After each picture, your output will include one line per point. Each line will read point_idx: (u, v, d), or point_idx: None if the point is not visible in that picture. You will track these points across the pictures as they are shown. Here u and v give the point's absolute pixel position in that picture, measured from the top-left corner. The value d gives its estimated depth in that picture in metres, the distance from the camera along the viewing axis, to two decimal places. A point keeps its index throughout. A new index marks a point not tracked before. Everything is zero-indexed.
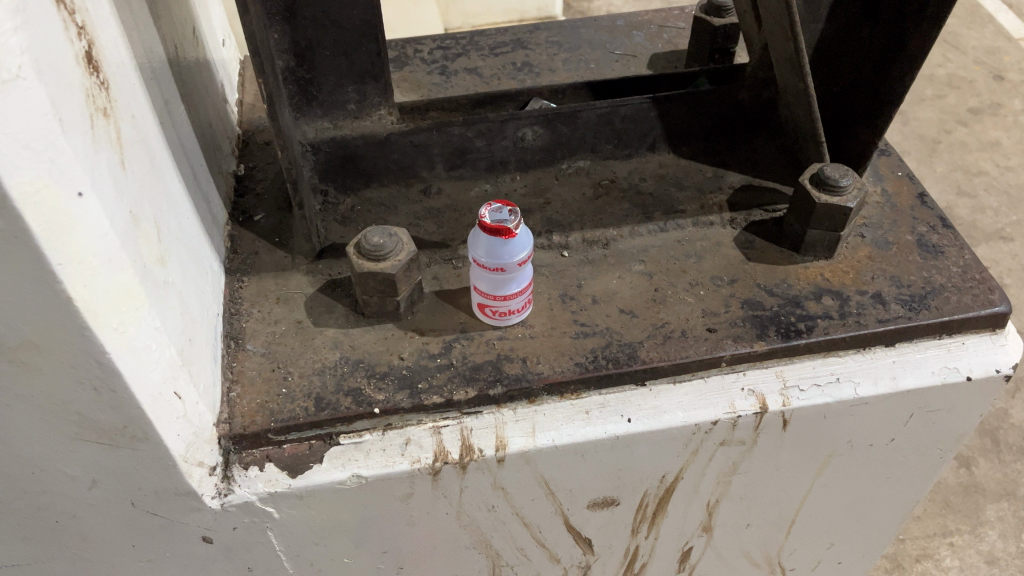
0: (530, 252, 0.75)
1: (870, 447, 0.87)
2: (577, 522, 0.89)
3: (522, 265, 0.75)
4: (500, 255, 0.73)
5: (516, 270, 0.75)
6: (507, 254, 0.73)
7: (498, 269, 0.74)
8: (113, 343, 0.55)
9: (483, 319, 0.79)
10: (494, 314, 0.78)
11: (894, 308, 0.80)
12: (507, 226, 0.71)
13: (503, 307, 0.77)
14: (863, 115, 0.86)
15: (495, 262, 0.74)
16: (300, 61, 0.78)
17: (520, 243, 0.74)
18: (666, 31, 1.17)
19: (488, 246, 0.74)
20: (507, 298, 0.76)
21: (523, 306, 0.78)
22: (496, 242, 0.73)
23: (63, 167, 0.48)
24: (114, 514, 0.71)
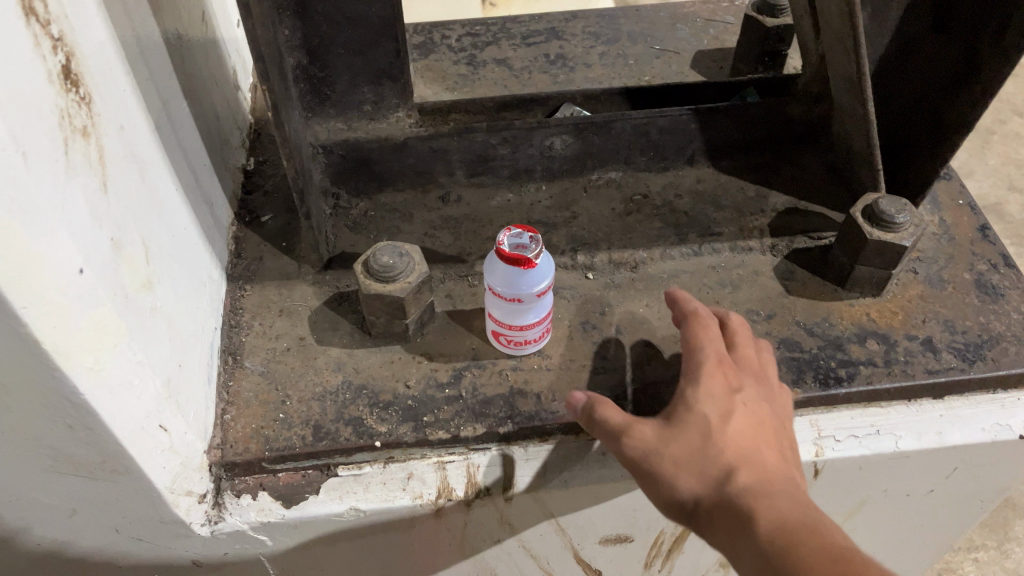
0: (551, 279, 0.69)
1: (907, 497, 0.81)
2: (587, 555, 0.84)
3: (541, 294, 0.69)
4: (518, 285, 0.67)
5: (533, 299, 0.69)
6: (526, 284, 0.67)
7: (516, 299, 0.68)
8: (87, 383, 0.51)
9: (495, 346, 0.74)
10: (509, 343, 0.72)
11: (946, 358, 0.73)
12: (527, 257, 0.65)
13: (519, 337, 0.71)
14: (924, 140, 0.78)
15: (512, 292, 0.68)
16: (312, 58, 0.71)
17: (541, 270, 0.68)
18: (713, 25, 1.09)
19: (505, 274, 0.67)
20: (523, 328, 0.70)
21: (541, 334, 0.73)
22: (515, 273, 0.67)
23: (28, 205, 0.43)
24: (97, 537, 0.67)
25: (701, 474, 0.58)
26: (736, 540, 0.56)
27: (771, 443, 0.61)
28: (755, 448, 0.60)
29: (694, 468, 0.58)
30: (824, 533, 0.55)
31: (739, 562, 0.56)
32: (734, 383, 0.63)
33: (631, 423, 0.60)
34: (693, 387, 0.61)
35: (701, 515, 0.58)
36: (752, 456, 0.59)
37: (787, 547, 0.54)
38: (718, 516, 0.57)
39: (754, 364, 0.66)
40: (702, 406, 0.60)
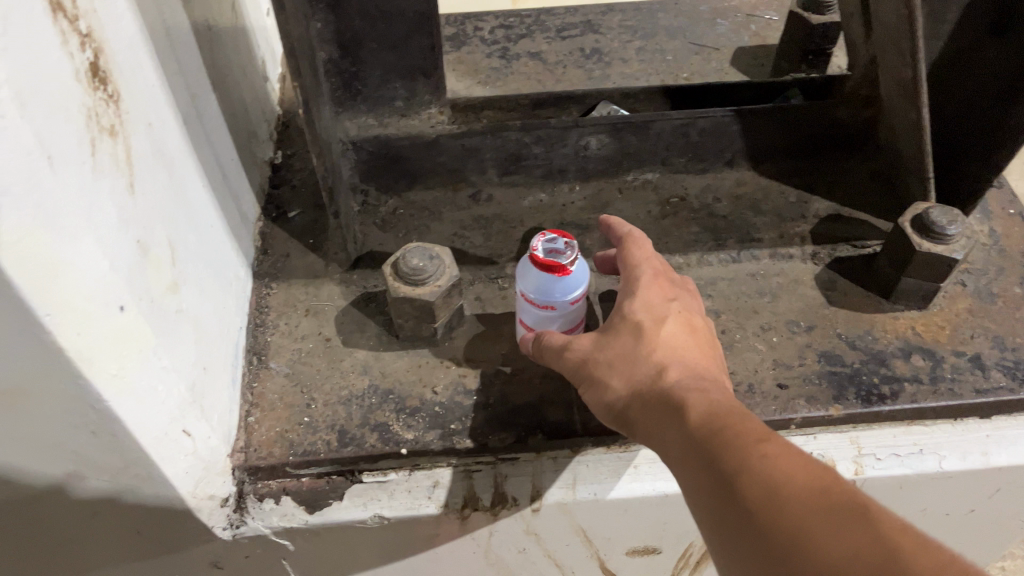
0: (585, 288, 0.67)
1: (945, 516, 0.78)
2: (613, 566, 0.82)
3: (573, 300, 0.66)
4: (551, 291, 0.65)
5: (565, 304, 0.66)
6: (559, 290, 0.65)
7: (548, 306, 0.66)
8: (111, 390, 0.49)
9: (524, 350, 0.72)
10: None
11: (995, 376, 0.70)
12: (560, 263, 0.63)
13: None
14: (977, 147, 0.75)
15: (545, 298, 0.65)
16: (344, 52, 0.69)
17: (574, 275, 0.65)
18: (754, 21, 1.06)
19: (536, 281, 0.65)
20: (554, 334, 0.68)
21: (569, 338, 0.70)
22: (548, 279, 0.64)
23: (52, 211, 0.41)
24: (116, 540, 0.65)
25: (632, 373, 0.57)
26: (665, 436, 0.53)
27: (705, 354, 0.60)
28: (692, 353, 0.59)
29: (623, 366, 0.58)
30: (753, 422, 0.50)
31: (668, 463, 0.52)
32: (672, 298, 0.62)
33: (570, 339, 0.62)
34: (629, 295, 0.62)
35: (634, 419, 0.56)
36: (683, 358, 0.58)
37: (711, 433, 0.50)
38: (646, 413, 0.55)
39: (691, 290, 0.66)
40: (635, 311, 0.60)
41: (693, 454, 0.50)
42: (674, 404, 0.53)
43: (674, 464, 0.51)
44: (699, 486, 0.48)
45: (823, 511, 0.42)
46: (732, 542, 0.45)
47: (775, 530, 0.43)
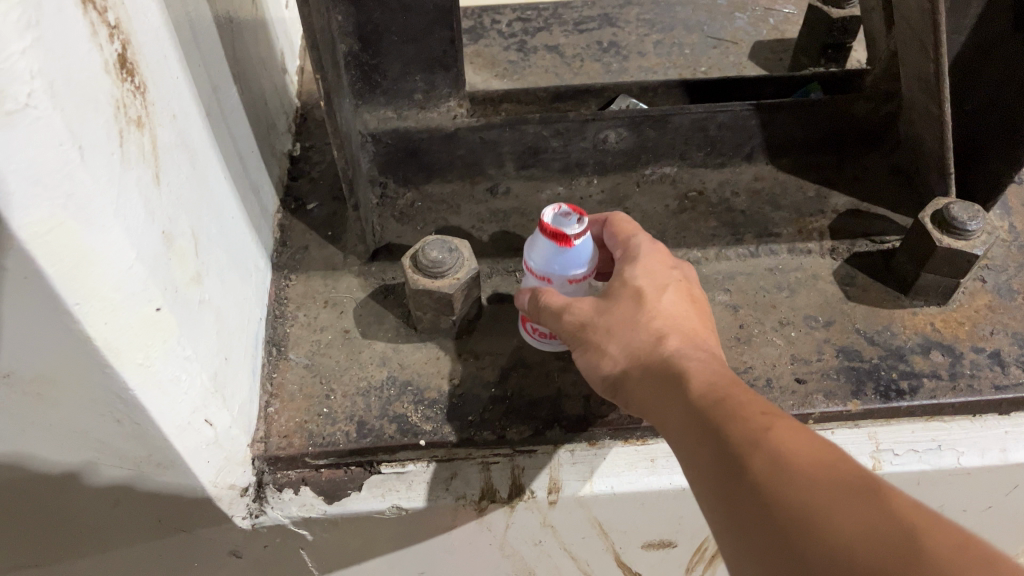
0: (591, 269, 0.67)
1: (962, 513, 0.78)
2: (628, 559, 0.82)
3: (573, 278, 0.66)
4: (550, 262, 0.65)
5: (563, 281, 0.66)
6: (558, 263, 0.65)
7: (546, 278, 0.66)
8: (137, 379, 0.50)
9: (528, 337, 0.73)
10: (534, 331, 0.71)
11: (1015, 373, 0.70)
12: (563, 234, 0.63)
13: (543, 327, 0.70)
14: (998, 143, 0.75)
15: (543, 269, 0.66)
16: (364, 45, 0.69)
17: (577, 252, 0.64)
18: (772, 15, 1.07)
19: (539, 247, 0.65)
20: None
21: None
22: (547, 247, 0.64)
23: (82, 201, 0.41)
24: (138, 528, 0.66)
25: (633, 341, 0.57)
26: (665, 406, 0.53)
27: (701, 326, 0.60)
28: (691, 325, 0.59)
29: (624, 333, 0.58)
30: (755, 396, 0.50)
31: (666, 432, 0.52)
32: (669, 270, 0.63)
33: (569, 303, 0.61)
34: (630, 264, 0.62)
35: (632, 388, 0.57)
36: (684, 328, 0.58)
37: (714, 405, 0.50)
38: (645, 382, 0.55)
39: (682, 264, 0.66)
40: (636, 278, 0.61)
41: (696, 424, 0.50)
42: (676, 374, 0.53)
43: (673, 432, 0.51)
44: (698, 455, 0.49)
45: (828, 486, 0.42)
46: (730, 511, 0.45)
47: (778, 501, 0.43)
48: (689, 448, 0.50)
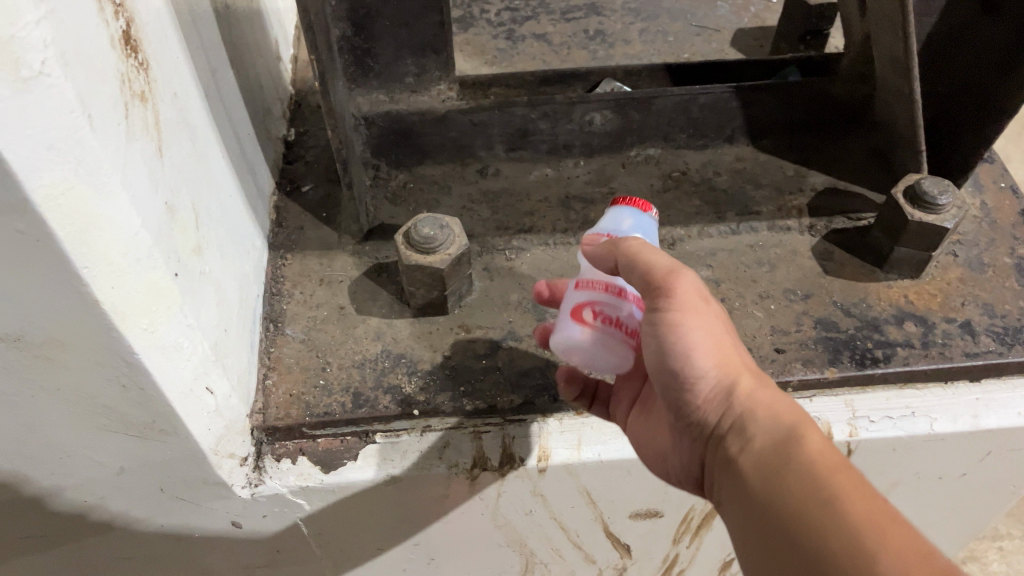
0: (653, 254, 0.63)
1: (938, 480, 0.81)
2: (617, 529, 0.85)
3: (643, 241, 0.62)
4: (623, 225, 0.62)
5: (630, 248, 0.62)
6: (631, 226, 0.62)
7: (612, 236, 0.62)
8: (142, 343, 0.52)
9: (585, 333, 0.58)
10: (594, 315, 0.58)
11: (984, 341, 0.73)
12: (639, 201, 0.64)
13: (608, 305, 0.58)
14: (969, 121, 0.78)
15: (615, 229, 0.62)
16: (357, 29, 0.72)
17: (647, 229, 0.64)
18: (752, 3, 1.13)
19: (612, 213, 0.63)
20: (625, 297, 0.59)
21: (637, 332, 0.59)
22: (621, 214, 0.63)
23: (91, 167, 0.44)
24: (141, 496, 0.68)
25: (743, 367, 0.55)
26: (770, 447, 0.52)
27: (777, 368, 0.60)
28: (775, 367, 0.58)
29: (734, 355, 0.56)
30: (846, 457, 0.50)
31: (763, 480, 0.51)
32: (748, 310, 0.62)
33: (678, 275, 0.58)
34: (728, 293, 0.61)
35: (725, 411, 0.54)
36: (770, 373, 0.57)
37: (820, 465, 0.49)
38: (750, 413, 0.53)
39: None
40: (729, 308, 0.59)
41: (818, 474, 0.48)
42: (790, 424, 0.52)
43: (764, 471, 0.51)
44: (821, 501, 0.47)
45: None
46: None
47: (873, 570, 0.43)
48: (805, 491, 0.48)
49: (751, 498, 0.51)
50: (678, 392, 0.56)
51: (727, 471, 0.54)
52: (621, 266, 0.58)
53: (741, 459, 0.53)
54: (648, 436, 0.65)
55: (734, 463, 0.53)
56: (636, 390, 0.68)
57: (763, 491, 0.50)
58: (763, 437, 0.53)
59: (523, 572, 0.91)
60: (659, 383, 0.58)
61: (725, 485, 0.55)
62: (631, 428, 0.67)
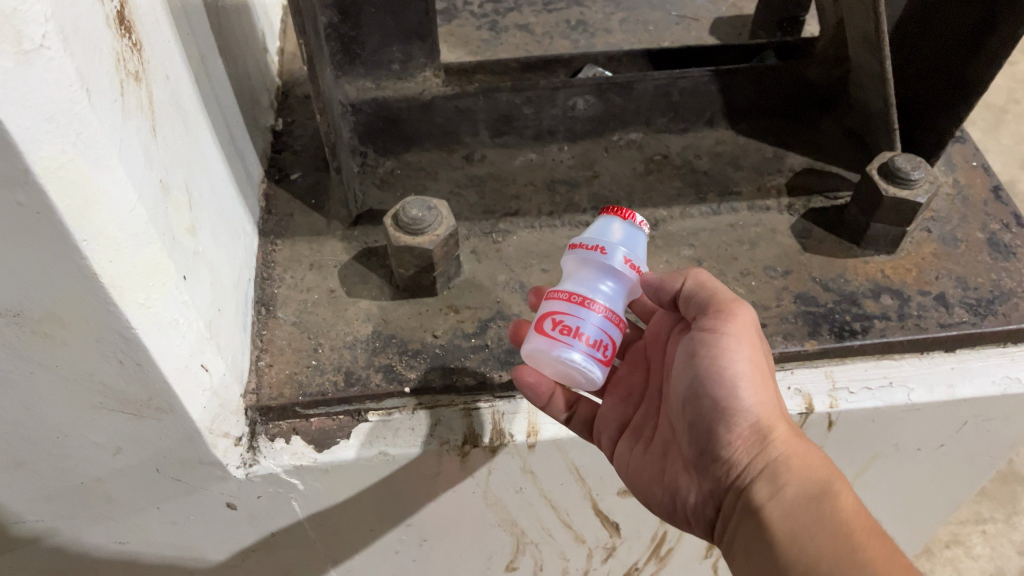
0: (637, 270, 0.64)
1: (917, 452, 0.82)
2: (605, 506, 0.86)
3: (626, 262, 0.63)
4: (605, 236, 0.63)
5: (611, 262, 0.62)
6: (614, 239, 0.63)
7: (597, 249, 0.63)
8: (139, 319, 0.53)
9: (546, 345, 0.61)
10: (560, 329, 0.61)
11: (958, 313, 0.75)
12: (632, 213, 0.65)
13: (574, 319, 0.61)
14: (939, 101, 0.80)
15: (598, 240, 0.63)
16: (344, 16, 0.73)
17: (635, 240, 0.64)
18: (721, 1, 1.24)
19: (603, 224, 0.64)
20: (587, 309, 0.61)
21: (599, 344, 0.61)
22: (607, 225, 0.64)
23: (89, 141, 0.45)
24: (137, 478, 0.69)
25: (780, 418, 0.60)
26: (801, 497, 0.57)
27: None
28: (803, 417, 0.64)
29: (777, 404, 0.61)
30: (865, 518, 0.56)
31: (792, 522, 0.56)
32: None
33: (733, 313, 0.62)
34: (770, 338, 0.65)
35: (757, 455, 0.59)
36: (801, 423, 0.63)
37: (846, 522, 0.54)
38: (784, 461, 0.58)
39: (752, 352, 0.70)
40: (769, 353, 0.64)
41: (847, 528, 0.54)
42: (820, 481, 0.58)
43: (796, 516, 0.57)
44: (847, 550, 0.52)
45: None
46: None
47: None
48: (834, 539, 0.53)
49: (775, 541, 0.56)
50: (712, 427, 0.61)
51: (751, 512, 0.59)
52: (683, 293, 0.64)
53: (769, 504, 0.58)
54: (648, 469, 0.69)
55: (761, 506, 0.58)
56: (624, 417, 0.73)
57: (790, 536, 0.55)
58: (793, 487, 0.58)
59: (514, 553, 0.92)
60: (695, 414, 0.62)
61: (743, 525, 0.60)
62: (624, 457, 0.71)
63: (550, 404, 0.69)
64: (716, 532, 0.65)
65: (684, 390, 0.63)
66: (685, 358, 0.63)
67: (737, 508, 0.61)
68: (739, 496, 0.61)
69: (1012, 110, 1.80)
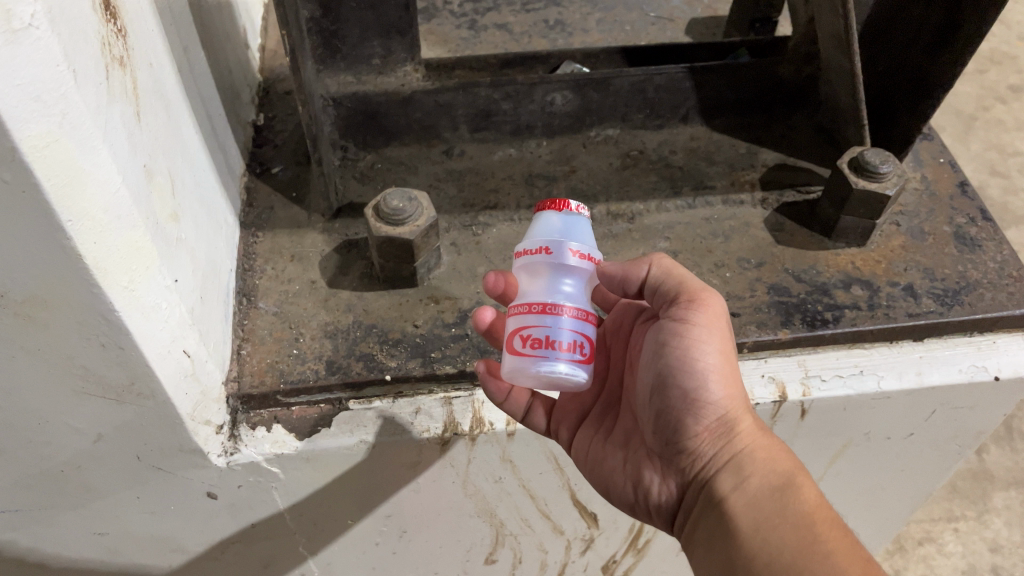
0: (590, 256, 0.61)
1: (887, 441, 0.84)
2: (584, 497, 0.87)
3: (575, 254, 0.60)
4: (546, 233, 0.61)
5: (562, 259, 0.60)
6: (557, 234, 0.61)
7: (544, 250, 0.60)
8: (123, 301, 0.53)
9: (522, 363, 0.59)
10: (531, 344, 0.59)
11: (925, 302, 0.77)
12: (564, 201, 0.63)
13: (541, 329, 0.59)
14: (907, 98, 0.83)
15: (541, 240, 0.61)
16: (326, 11, 0.75)
17: (576, 228, 0.62)
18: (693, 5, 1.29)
19: (541, 225, 0.62)
20: (556, 316, 0.59)
21: (577, 348, 0.59)
22: (543, 223, 0.62)
23: (75, 121, 0.46)
24: (118, 466, 0.69)
25: (745, 411, 0.62)
26: (765, 489, 0.59)
27: None
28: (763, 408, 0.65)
29: (743, 397, 0.62)
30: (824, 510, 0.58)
31: (756, 512, 0.58)
32: None
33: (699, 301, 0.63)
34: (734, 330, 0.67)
35: (724, 447, 0.61)
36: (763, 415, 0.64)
37: (809, 515, 0.56)
38: (748, 453, 0.60)
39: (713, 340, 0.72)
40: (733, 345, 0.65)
41: (810, 522, 0.56)
42: (784, 474, 0.60)
43: (759, 506, 0.58)
44: (810, 544, 0.54)
45: None
46: None
47: None
48: (797, 532, 0.55)
49: (739, 531, 0.58)
50: (679, 419, 0.62)
51: (714, 502, 0.60)
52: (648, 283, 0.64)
53: (733, 495, 0.59)
54: (609, 458, 0.70)
55: (726, 496, 0.60)
56: (585, 408, 0.73)
57: (754, 527, 0.57)
58: (757, 479, 0.60)
59: (493, 545, 0.93)
60: (661, 406, 0.63)
61: (706, 515, 0.61)
62: (584, 445, 0.72)
63: (509, 399, 0.70)
64: (675, 521, 0.67)
65: (651, 380, 0.64)
66: (650, 352, 0.64)
67: (701, 499, 0.62)
68: (704, 487, 0.62)
69: (982, 117, 1.85)
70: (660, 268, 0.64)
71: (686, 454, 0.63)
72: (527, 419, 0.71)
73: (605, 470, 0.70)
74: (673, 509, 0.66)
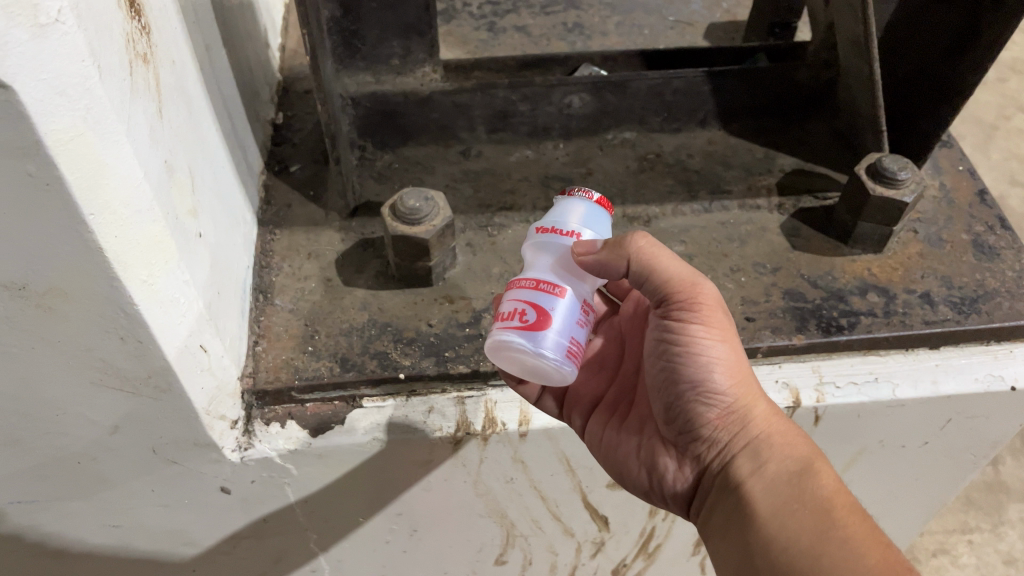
0: (558, 230, 0.60)
1: (901, 449, 0.83)
2: (594, 499, 0.87)
3: (541, 230, 0.61)
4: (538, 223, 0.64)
5: (540, 238, 0.61)
6: (545, 218, 0.62)
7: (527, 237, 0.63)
8: (141, 295, 0.54)
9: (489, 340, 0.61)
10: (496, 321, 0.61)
11: (942, 310, 0.77)
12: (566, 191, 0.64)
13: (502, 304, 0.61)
14: (927, 105, 0.82)
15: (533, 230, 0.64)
16: (346, 11, 0.75)
17: (558, 210, 0.62)
18: (712, 9, 1.29)
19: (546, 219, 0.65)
20: (517, 288, 0.60)
21: (537, 318, 0.58)
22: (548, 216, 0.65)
23: (99, 116, 0.46)
24: (132, 458, 0.69)
25: (759, 399, 0.62)
26: (782, 474, 0.59)
27: None
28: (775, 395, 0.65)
29: (754, 386, 0.62)
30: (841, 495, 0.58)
31: (773, 497, 0.58)
32: None
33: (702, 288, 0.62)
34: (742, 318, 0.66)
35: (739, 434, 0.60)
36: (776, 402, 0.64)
37: (827, 500, 0.56)
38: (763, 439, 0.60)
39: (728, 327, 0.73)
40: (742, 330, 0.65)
41: (828, 507, 0.56)
42: (801, 459, 0.60)
43: (776, 491, 0.58)
44: (828, 527, 0.54)
45: None
46: None
47: None
48: (815, 517, 0.55)
49: (756, 515, 0.58)
50: (693, 407, 0.62)
51: (730, 488, 0.61)
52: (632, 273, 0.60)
53: (750, 480, 0.59)
54: (623, 445, 0.70)
55: (743, 482, 0.60)
56: (598, 393, 0.74)
57: (772, 512, 0.57)
58: (774, 464, 0.60)
59: (504, 546, 0.93)
60: (671, 394, 0.63)
61: (722, 500, 0.61)
62: (597, 432, 0.72)
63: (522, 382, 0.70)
64: (692, 505, 0.67)
65: (663, 368, 0.63)
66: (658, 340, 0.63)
67: (717, 485, 0.62)
68: (721, 473, 0.62)
69: (1002, 126, 1.83)
70: (642, 260, 0.59)
71: (701, 441, 0.63)
72: (540, 403, 0.72)
73: (619, 457, 0.70)
74: (688, 494, 0.67)
